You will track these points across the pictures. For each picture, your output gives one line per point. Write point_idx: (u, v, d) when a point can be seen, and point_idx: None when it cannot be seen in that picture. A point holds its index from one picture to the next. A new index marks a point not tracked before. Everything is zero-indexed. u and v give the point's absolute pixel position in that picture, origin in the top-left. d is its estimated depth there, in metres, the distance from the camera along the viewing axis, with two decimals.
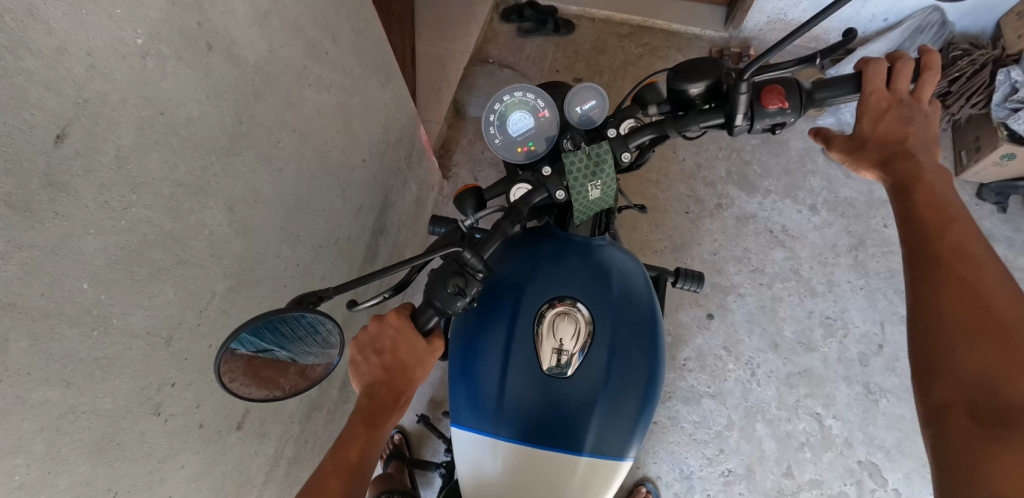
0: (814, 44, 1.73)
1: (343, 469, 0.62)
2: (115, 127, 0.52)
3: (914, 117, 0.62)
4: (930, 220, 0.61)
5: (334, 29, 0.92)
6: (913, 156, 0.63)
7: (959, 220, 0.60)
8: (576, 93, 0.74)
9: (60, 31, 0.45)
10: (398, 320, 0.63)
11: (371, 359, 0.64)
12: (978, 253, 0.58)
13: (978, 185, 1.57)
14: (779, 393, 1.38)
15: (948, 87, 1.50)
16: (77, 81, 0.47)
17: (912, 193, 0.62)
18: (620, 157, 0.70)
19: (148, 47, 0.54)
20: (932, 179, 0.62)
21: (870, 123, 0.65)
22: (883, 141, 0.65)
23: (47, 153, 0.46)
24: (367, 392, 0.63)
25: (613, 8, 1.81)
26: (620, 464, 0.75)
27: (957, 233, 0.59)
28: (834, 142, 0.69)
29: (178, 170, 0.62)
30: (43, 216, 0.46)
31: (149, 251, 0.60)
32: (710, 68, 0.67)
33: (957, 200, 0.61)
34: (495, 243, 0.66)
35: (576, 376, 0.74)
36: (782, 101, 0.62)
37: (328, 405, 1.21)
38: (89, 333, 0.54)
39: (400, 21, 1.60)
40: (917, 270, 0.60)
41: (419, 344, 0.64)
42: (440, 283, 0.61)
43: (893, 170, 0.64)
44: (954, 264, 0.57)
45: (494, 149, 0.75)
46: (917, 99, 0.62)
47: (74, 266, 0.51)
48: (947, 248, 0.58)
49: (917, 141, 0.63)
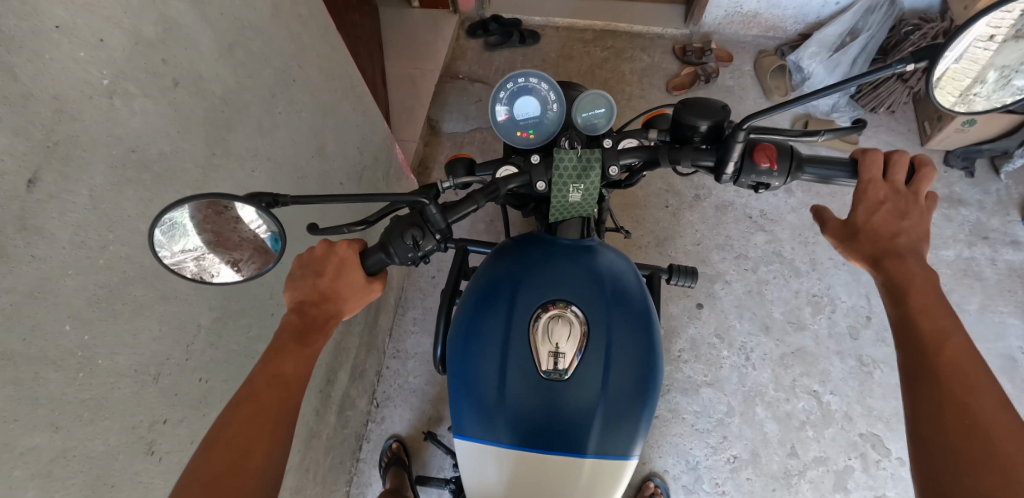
0: (773, 33, 1.78)
1: (270, 383, 0.53)
2: (87, 168, 0.53)
3: (911, 212, 0.55)
4: (923, 329, 0.51)
5: (300, 57, 0.94)
6: (909, 256, 0.54)
7: (955, 328, 0.50)
8: (586, 98, 0.71)
9: (25, 77, 0.46)
10: (347, 247, 0.59)
11: (305, 273, 0.58)
12: (984, 372, 0.47)
13: (945, 152, 1.62)
14: (775, 374, 1.40)
15: (904, 61, 1.53)
16: (45, 125, 0.48)
17: (907, 295, 0.52)
18: (607, 170, 0.70)
19: (114, 87, 0.55)
20: (927, 277, 0.53)
21: (865, 213, 0.56)
22: (878, 235, 0.56)
23: (20, 199, 0.46)
24: (296, 308, 0.58)
25: (575, 15, 1.87)
26: (626, 462, 0.75)
27: (955, 350, 0.48)
28: (827, 219, 0.60)
29: (154, 206, 0.63)
30: (20, 260, 0.47)
31: (130, 288, 0.60)
32: (716, 111, 0.67)
33: (948, 306, 0.51)
34: (466, 215, 0.64)
35: (575, 378, 0.74)
36: (772, 163, 0.60)
37: (328, 432, 1.16)
38: (74, 375, 0.54)
39: (368, 45, 1.63)
40: (915, 386, 0.49)
41: (362, 280, 0.60)
42: (397, 231, 0.59)
43: (884, 269, 0.54)
44: (951, 383, 0.47)
45: (496, 126, 0.71)
46: (914, 193, 0.55)
47: (53, 309, 0.51)
48: (944, 365, 0.48)
49: (912, 237, 0.55)
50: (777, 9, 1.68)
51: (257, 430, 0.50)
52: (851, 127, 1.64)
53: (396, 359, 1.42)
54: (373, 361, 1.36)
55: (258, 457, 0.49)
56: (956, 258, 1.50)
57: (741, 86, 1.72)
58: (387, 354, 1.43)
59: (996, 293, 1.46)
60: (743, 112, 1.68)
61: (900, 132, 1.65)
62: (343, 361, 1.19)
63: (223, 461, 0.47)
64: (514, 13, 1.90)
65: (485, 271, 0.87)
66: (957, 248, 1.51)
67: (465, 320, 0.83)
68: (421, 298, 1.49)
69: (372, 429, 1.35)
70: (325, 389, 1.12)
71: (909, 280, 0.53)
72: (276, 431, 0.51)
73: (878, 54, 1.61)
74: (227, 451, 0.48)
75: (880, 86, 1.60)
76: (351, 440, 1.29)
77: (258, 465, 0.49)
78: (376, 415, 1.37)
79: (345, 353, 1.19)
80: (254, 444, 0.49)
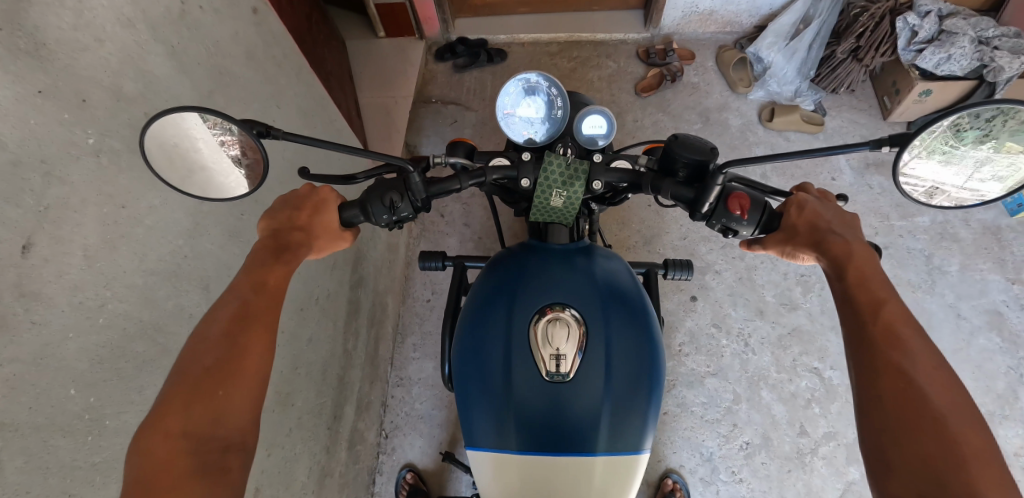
0: (730, 28, 1.84)
1: (253, 290, 0.56)
2: (79, 228, 0.53)
3: (829, 204, 0.61)
4: (859, 301, 0.54)
5: (277, 97, 0.96)
6: (835, 233, 0.58)
7: (890, 297, 0.53)
8: (590, 114, 0.71)
9: (13, 144, 0.46)
10: (328, 193, 0.62)
11: (286, 207, 0.61)
12: (918, 336, 0.50)
13: (907, 124, 1.66)
14: (775, 357, 1.42)
15: (857, 42, 1.59)
16: (36, 191, 0.48)
17: (847, 273, 0.56)
18: (591, 184, 0.71)
19: (99, 145, 0.56)
20: (865, 254, 0.57)
21: (796, 211, 0.61)
22: (811, 226, 0.60)
23: (16, 265, 0.46)
24: (272, 233, 0.60)
25: (538, 30, 1.92)
26: (637, 457, 0.76)
27: (889, 317, 0.51)
28: (766, 242, 0.63)
29: (149, 259, 0.63)
30: (20, 328, 0.47)
31: (130, 345, 0.60)
32: (706, 148, 0.64)
33: (885, 278, 0.55)
34: (447, 192, 0.66)
35: (578, 379, 0.74)
36: (744, 211, 0.60)
37: (340, 468, 1.14)
38: (83, 439, 0.54)
39: (340, 80, 1.65)
40: (859, 356, 0.51)
41: (335, 224, 0.62)
42: (375, 195, 0.60)
43: (826, 250, 0.58)
44: (887, 350, 0.50)
45: (500, 116, 0.71)
46: (830, 200, 0.62)
47: (58, 374, 0.51)
48: (880, 330, 0.51)
49: (840, 225, 0.59)
50: (730, 5, 1.74)
51: (245, 331, 0.53)
52: (815, 110, 1.70)
53: (401, 387, 1.41)
54: (377, 392, 1.34)
55: (250, 354, 0.53)
56: (931, 223, 1.55)
57: (707, 82, 1.78)
58: (390, 383, 1.41)
59: (973, 252, 1.51)
60: (710, 106, 1.74)
61: (863, 109, 1.70)
62: (348, 395, 1.18)
63: (212, 361, 0.51)
64: (479, 34, 1.94)
65: (483, 282, 0.89)
66: (931, 213, 1.55)
67: (467, 332, 0.84)
68: (418, 323, 1.48)
69: (385, 460, 1.34)
70: (333, 425, 1.11)
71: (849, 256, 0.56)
72: (266, 328, 0.55)
73: (832, 38, 1.68)
74: (219, 350, 0.51)
75: (837, 68, 1.66)
76: (363, 473, 1.26)
77: (249, 359, 0.52)
78: (387, 446, 1.35)
79: (350, 386, 1.18)
80: (243, 344, 0.53)
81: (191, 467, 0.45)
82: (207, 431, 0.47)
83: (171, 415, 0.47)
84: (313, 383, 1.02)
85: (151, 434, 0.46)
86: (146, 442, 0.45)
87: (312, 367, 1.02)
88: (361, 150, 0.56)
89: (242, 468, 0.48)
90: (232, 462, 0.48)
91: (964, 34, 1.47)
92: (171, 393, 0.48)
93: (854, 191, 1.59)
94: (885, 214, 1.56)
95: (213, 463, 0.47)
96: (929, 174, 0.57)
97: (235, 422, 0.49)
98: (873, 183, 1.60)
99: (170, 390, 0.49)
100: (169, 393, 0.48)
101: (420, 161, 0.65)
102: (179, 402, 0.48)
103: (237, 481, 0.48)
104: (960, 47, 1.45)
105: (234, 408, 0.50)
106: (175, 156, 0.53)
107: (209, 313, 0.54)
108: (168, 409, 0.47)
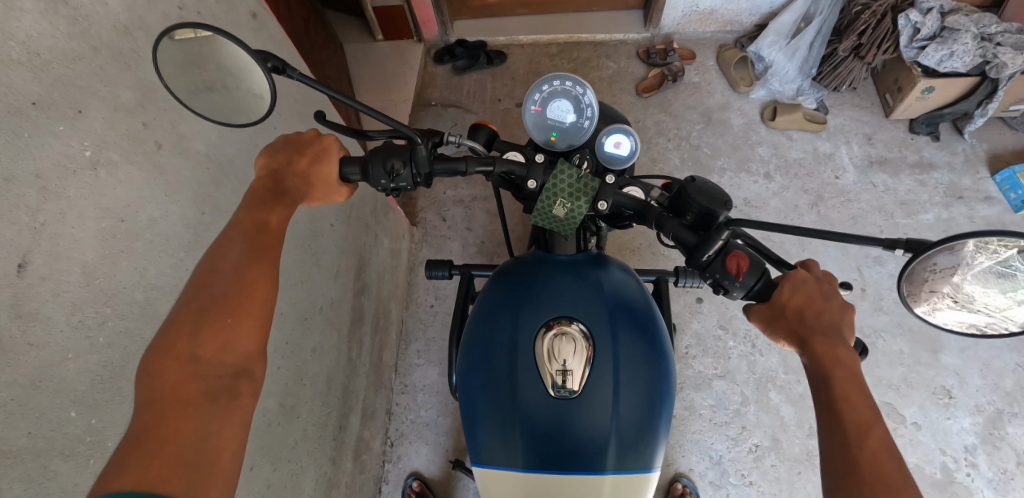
0: (730, 27, 1.83)
1: (255, 229, 0.56)
2: (77, 244, 0.52)
3: (831, 293, 0.56)
4: (844, 418, 0.51)
5: (278, 103, 0.94)
6: (825, 331, 0.54)
7: (873, 417, 0.50)
8: (614, 133, 0.74)
9: (8, 159, 0.44)
10: (331, 142, 0.59)
11: (287, 147, 0.60)
12: (901, 469, 0.47)
13: (909, 121, 1.66)
14: (783, 358, 1.41)
15: (859, 40, 1.59)
16: (31, 207, 0.47)
17: (832, 382, 0.52)
18: (597, 203, 0.68)
19: (97, 157, 0.54)
20: (851, 362, 0.53)
21: (789, 293, 0.56)
22: (801, 317, 0.56)
23: (12, 284, 0.45)
24: (271, 174, 0.59)
25: (537, 32, 1.91)
26: (647, 476, 0.74)
27: (875, 444, 0.48)
28: (751, 310, 0.59)
29: (149, 274, 0.61)
30: (17, 350, 0.45)
31: (132, 363, 0.58)
32: (718, 198, 0.59)
33: (868, 392, 0.52)
34: (452, 173, 0.64)
35: (586, 395, 0.72)
36: (738, 271, 0.56)
37: (346, 479, 1.12)
38: (85, 462, 0.52)
39: (338, 84, 1.63)
40: (837, 482, 0.49)
41: (334, 178, 0.60)
42: (379, 157, 0.59)
43: (809, 351, 0.54)
44: (869, 481, 0.47)
45: (527, 112, 0.74)
46: (831, 287, 0.56)
47: (57, 396, 0.49)
48: (864, 456, 0.48)
49: (834, 319, 0.55)
50: (731, 4, 1.73)
51: (251, 270, 0.54)
52: (817, 108, 1.70)
53: (405, 394, 1.39)
54: (382, 400, 1.33)
55: (256, 286, 0.53)
56: (936, 220, 1.54)
57: (708, 81, 1.77)
58: (394, 391, 1.39)
59: None
60: (712, 106, 1.72)
61: (865, 107, 1.70)
62: (353, 404, 1.16)
63: (221, 292, 0.51)
64: (478, 36, 1.92)
65: (490, 290, 0.88)
66: (936, 210, 1.54)
67: (474, 338, 0.83)
68: (422, 329, 1.46)
69: (390, 469, 1.32)
70: (338, 435, 1.09)
71: (834, 361, 0.53)
72: (269, 266, 0.56)
73: (833, 36, 1.67)
74: (227, 284, 0.52)
75: (839, 66, 1.65)
76: (369, 484, 1.24)
77: (257, 293, 0.53)
78: (393, 454, 1.33)
79: (354, 395, 1.16)
80: (249, 278, 0.53)
81: (203, 391, 0.46)
82: (219, 355, 0.48)
83: (182, 339, 0.47)
84: (318, 394, 1.00)
85: (161, 353, 0.46)
86: (159, 362, 0.45)
87: (317, 378, 1.00)
88: (372, 110, 0.53)
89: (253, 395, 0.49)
90: (241, 386, 0.49)
91: (967, 30, 1.46)
92: (178, 317, 0.49)
93: (858, 189, 1.58)
94: (890, 212, 1.55)
95: (225, 386, 0.48)
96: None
97: (245, 345, 0.50)
98: (876, 181, 1.60)
99: (175, 321, 0.49)
100: (174, 322, 0.48)
101: (433, 135, 0.63)
102: (183, 330, 0.48)
103: (250, 404, 0.48)
104: (963, 44, 1.45)
105: (243, 334, 0.50)
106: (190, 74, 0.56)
107: (213, 253, 0.54)
108: (176, 335, 0.47)
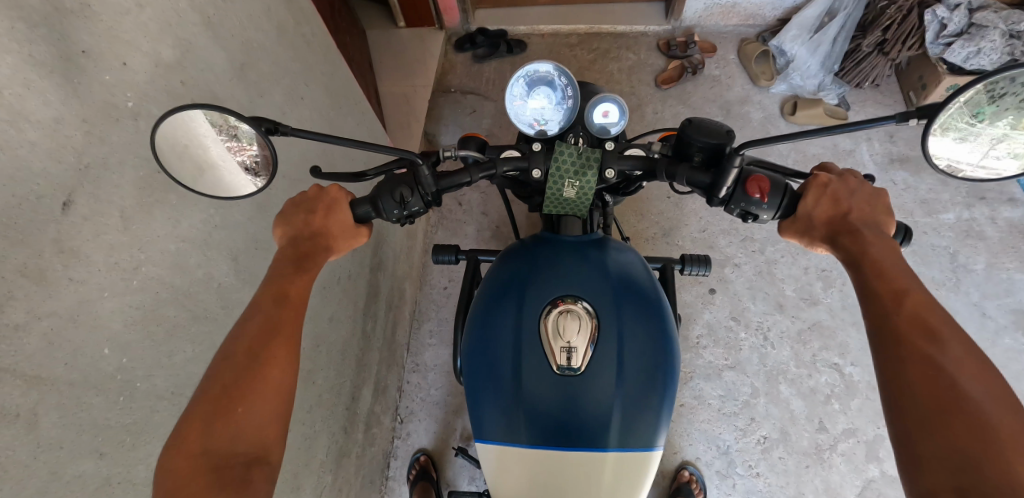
0: (753, 21, 1.82)
1: (276, 302, 0.57)
2: (117, 189, 0.54)
3: (854, 187, 0.58)
4: (881, 292, 0.52)
5: (305, 76, 0.96)
6: (857, 224, 0.56)
7: (913, 287, 0.52)
8: (602, 102, 0.65)
9: (56, 102, 0.47)
10: (338, 193, 0.62)
11: (299, 211, 0.62)
12: (944, 322, 0.48)
13: None
14: (795, 351, 1.40)
15: (883, 35, 1.57)
16: (77, 148, 0.49)
17: (866, 264, 0.54)
18: (605, 172, 0.68)
19: (138, 109, 0.56)
20: (881, 242, 0.55)
21: (814, 198, 0.58)
22: (829, 215, 0.58)
23: (56, 221, 0.47)
24: (291, 241, 0.61)
25: (557, 22, 1.92)
26: (649, 453, 0.75)
27: (912, 307, 0.50)
28: (782, 226, 0.61)
29: (181, 225, 0.63)
30: (59, 283, 0.47)
31: (162, 309, 0.60)
32: (716, 133, 0.61)
33: (906, 268, 0.53)
34: (458, 186, 0.65)
35: (589, 372, 0.73)
36: (763, 194, 0.57)
37: (356, 450, 1.14)
38: (115, 399, 0.54)
39: (360, 67, 1.65)
40: (882, 348, 0.50)
41: (349, 220, 0.63)
42: (388, 189, 0.61)
43: (841, 245, 0.56)
44: (916, 341, 0.48)
45: (508, 108, 0.65)
46: (855, 179, 0.58)
47: (93, 332, 0.51)
48: (906, 319, 0.50)
49: (862, 208, 0.57)
50: None
51: (273, 341, 0.54)
52: (839, 104, 1.68)
53: (416, 373, 1.41)
54: (393, 377, 1.35)
55: (273, 369, 0.52)
56: (956, 220, 1.52)
57: (728, 75, 1.76)
58: (405, 369, 1.41)
59: (999, 249, 1.48)
60: (731, 99, 1.72)
61: (887, 104, 1.68)
62: (365, 377, 1.18)
63: (235, 370, 0.51)
64: (498, 25, 1.94)
65: (495, 272, 0.89)
66: (956, 210, 1.53)
67: (479, 323, 0.84)
68: (435, 310, 1.48)
69: (399, 445, 1.34)
70: (351, 406, 1.10)
71: (864, 248, 0.55)
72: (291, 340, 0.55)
73: (858, 31, 1.65)
74: (242, 361, 0.52)
75: (862, 62, 1.64)
76: (378, 457, 1.26)
77: (274, 366, 0.52)
78: (402, 431, 1.35)
79: (367, 368, 1.18)
80: (268, 357, 0.53)
81: (219, 481, 0.45)
82: (232, 445, 0.47)
83: (193, 435, 0.47)
84: (333, 363, 1.02)
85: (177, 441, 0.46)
86: (170, 459, 0.45)
87: (332, 348, 1.02)
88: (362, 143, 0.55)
89: (265, 480, 0.48)
90: (254, 474, 0.47)
91: (994, 27, 1.43)
92: (196, 403, 0.49)
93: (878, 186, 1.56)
94: (909, 211, 1.53)
95: (238, 478, 0.46)
96: (948, 152, 0.56)
97: (255, 433, 0.49)
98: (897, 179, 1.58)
99: (196, 404, 0.49)
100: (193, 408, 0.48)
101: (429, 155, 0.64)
102: (210, 407, 0.48)
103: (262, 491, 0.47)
104: (990, 41, 1.42)
105: (263, 408, 0.50)
106: (191, 155, 0.54)
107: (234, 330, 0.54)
108: (190, 427, 0.47)
